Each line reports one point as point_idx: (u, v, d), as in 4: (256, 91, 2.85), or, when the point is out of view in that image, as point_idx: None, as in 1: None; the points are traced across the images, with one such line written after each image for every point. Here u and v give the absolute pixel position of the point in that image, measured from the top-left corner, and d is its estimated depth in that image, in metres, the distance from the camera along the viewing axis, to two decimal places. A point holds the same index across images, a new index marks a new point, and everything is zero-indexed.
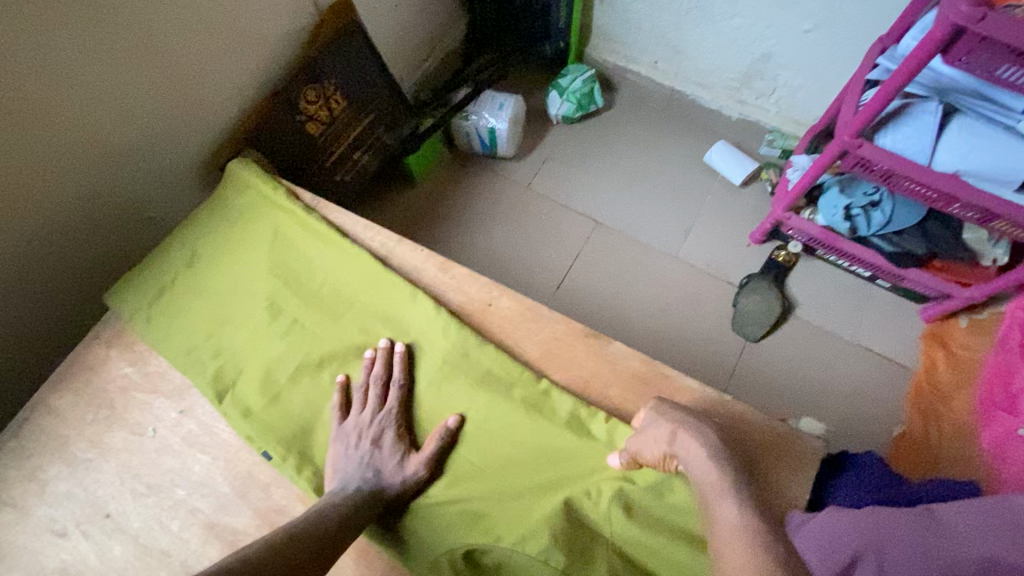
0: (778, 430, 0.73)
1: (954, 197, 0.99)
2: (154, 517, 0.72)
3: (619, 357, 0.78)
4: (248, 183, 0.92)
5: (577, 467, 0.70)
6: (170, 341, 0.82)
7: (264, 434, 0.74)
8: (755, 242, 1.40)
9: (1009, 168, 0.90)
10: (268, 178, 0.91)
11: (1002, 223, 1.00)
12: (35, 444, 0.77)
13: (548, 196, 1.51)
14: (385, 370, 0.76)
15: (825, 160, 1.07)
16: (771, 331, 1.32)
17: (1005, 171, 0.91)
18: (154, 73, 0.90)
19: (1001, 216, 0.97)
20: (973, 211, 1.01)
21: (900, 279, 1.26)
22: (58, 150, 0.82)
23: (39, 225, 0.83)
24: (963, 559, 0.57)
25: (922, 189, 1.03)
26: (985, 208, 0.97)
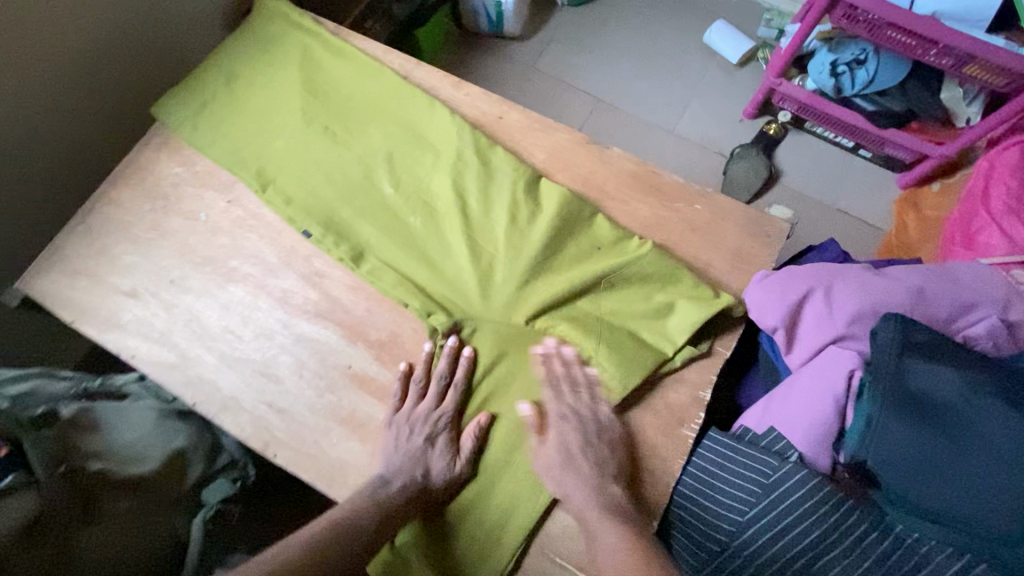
0: (753, 216, 0.84)
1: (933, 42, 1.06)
2: (211, 281, 0.83)
3: (614, 159, 0.88)
4: (279, 12, 0.99)
5: (576, 239, 0.81)
6: (214, 145, 0.90)
7: (303, 216, 0.85)
8: (748, 117, 1.47)
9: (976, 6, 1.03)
10: (297, 8, 0.99)
11: (975, 67, 1.07)
12: (102, 228, 0.88)
13: (552, 73, 1.56)
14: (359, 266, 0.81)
15: (815, 14, 1.14)
16: (758, 195, 1.41)
17: (972, 10, 1.03)
18: None
19: (976, 58, 1.05)
20: (950, 57, 1.08)
21: (883, 145, 1.34)
22: None
23: (94, 37, 0.90)
24: (897, 291, 0.71)
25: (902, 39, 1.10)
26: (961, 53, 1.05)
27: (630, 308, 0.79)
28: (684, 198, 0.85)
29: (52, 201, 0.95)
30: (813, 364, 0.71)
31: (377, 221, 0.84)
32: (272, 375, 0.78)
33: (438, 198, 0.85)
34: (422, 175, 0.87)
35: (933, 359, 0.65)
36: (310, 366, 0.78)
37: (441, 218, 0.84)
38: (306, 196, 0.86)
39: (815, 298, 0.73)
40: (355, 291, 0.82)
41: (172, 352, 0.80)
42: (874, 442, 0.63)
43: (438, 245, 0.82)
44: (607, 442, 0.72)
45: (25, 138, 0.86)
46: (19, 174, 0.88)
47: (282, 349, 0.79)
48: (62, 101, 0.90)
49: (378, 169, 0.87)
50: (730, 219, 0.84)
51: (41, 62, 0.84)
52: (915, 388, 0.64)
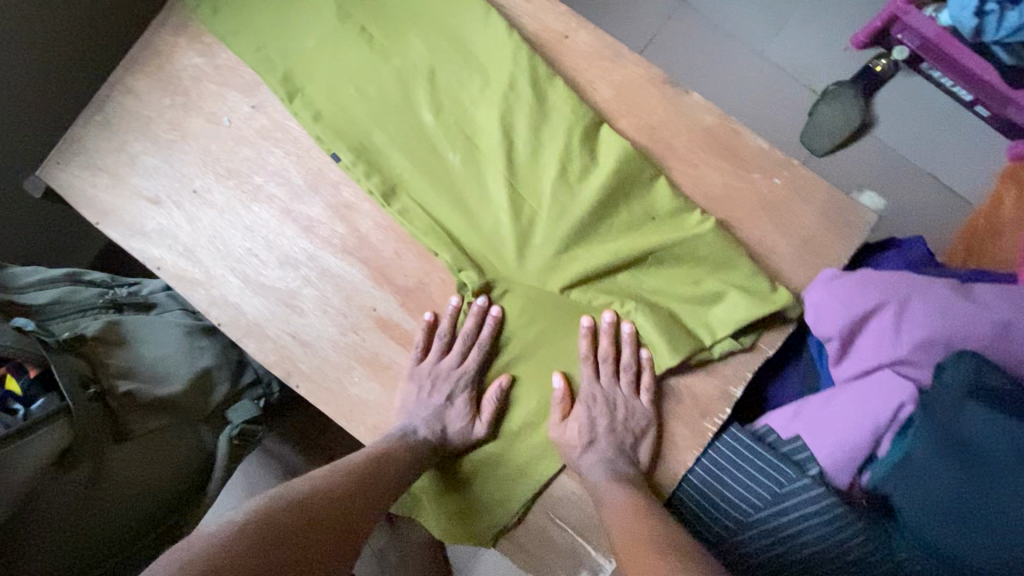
0: (838, 200, 0.73)
1: None
2: (235, 198, 0.78)
3: (690, 109, 0.75)
4: None
5: (630, 205, 0.73)
6: (237, 35, 0.79)
7: (332, 137, 0.76)
8: (854, 46, 1.24)
9: None
10: None
11: None
12: (120, 121, 0.81)
13: None
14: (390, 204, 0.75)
15: None
16: (841, 146, 1.24)
17: None
18: None
19: None
20: None
21: (1006, 106, 1.13)
22: None
23: None
24: (980, 321, 0.63)
25: None
26: None
27: (675, 290, 0.72)
28: (763, 168, 0.74)
29: (68, 78, 0.87)
30: (861, 383, 0.66)
31: (412, 152, 0.76)
32: (295, 307, 0.76)
33: (482, 134, 0.75)
34: (466, 103, 0.76)
35: (1000, 409, 0.57)
36: (334, 304, 0.76)
37: (484, 158, 0.75)
38: (336, 113, 0.77)
39: (883, 315, 0.65)
40: (383, 229, 0.76)
41: (197, 269, 0.78)
42: (903, 481, 0.61)
43: (478, 190, 0.75)
44: (625, 423, 0.71)
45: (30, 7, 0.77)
46: (28, 48, 0.79)
47: (306, 281, 0.77)
48: None
49: (418, 89, 0.77)
50: (810, 202, 0.73)
51: None
52: (969, 437, 0.58)
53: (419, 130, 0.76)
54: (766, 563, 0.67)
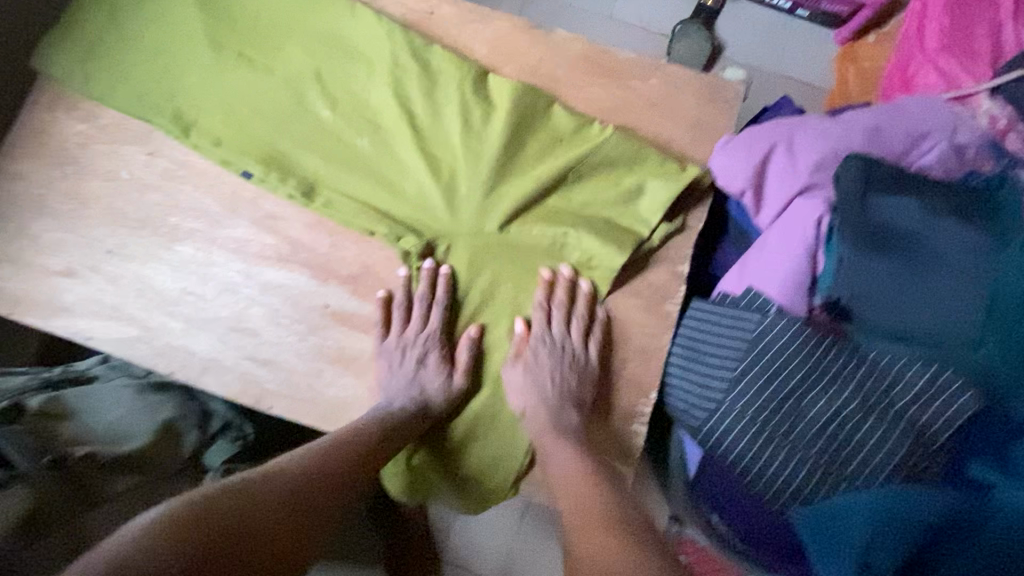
0: (709, 82, 0.82)
1: None
2: (154, 243, 0.77)
3: (561, 42, 0.82)
4: None
5: (536, 136, 0.78)
6: (115, 91, 0.80)
7: (238, 156, 0.77)
8: None
9: None
10: None
11: None
12: (10, 207, 0.78)
13: None
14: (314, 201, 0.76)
15: None
16: None
17: None
18: None
19: None
20: None
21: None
22: None
23: None
24: (855, 133, 0.72)
25: None
26: None
27: (601, 198, 0.77)
28: (638, 74, 0.82)
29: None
30: (782, 220, 0.73)
31: (319, 149, 0.78)
32: (247, 329, 0.74)
33: (383, 113, 0.79)
34: (358, 91, 0.80)
35: (900, 192, 0.68)
36: (285, 313, 0.75)
37: (390, 135, 0.79)
38: (236, 134, 0.78)
39: (778, 154, 0.73)
40: (313, 227, 0.77)
41: (133, 326, 0.75)
42: (851, 279, 0.67)
43: (394, 164, 0.78)
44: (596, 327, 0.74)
45: None
46: None
47: (250, 301, 0.75)
48: None
49: (309, 91, 0.79)
50: (687, 90, 0.81)
51: None
52: (885, 221, 0.67)
53: (322, 127, 0.79)
54: (765, 407, 0.69)
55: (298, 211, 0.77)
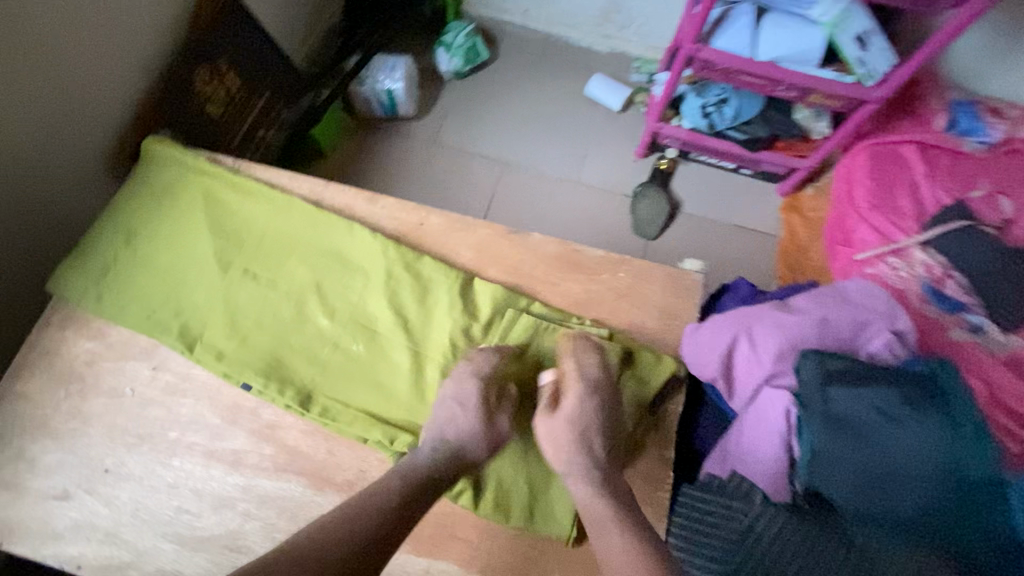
0: (670, 273, 0.91)
1: (778, 80, 1.21)
2: (153, 459, 0.78)
3: (537, 244, 0.92)
4: (169, 157, 0.96)
5: (519, 334, 0.84)
6: (126, 310, 0.85)
7: (240, 369, 0.82)
8: (640, 156, 1.61)
9: (806, 49, 1.18)
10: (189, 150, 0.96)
11: (817, 95, 1.23)
12: (8, 432, 0.80)
13: (454, 146, 1.64)
14: (308, 414, 0.80)
15: (678, 69, 1.27)
16: (664, 227, 1.54)
17: (804, 52, 1.18)
18: (52, 84, 0.94)
19: (814, 90, 1.21)
20: (794, 90, 1.23)
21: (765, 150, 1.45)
22: None
23: None
24: (808, 324, 0.80)
25: (752, 80, 1.25)
26: (804, 86, 1.20)
27: None
28: (607, 269, 0.91)
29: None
30: (755, 406, 0.78)
31: (319, 358, 0.84)
32: (241, 548, 0.74)
33: (376, 320, 0.86)
34: (355, 299, 0.87)
35: (851, 383, 0.73)
36: (280, 528, 0.75)
37: (383, 338, 0.85)
38: (240, 346, 0.83)
39: (741, 345, 0.80)
40: (311, 435, 0.80)
41: (123, 550, 0.74)
42: (822, 467, 0.71)
43: (388, 368, 0.83)
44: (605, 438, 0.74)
45: None
46: None
47: (246, 517, 0.75)
48: None
49: (309, 302, 0.87)
50: (653, 281, 0.90)
51: None
52: (839, 414, 0.72)
53: (320, 338, 0.85)
54: None
55: (295, 419, 0.80)
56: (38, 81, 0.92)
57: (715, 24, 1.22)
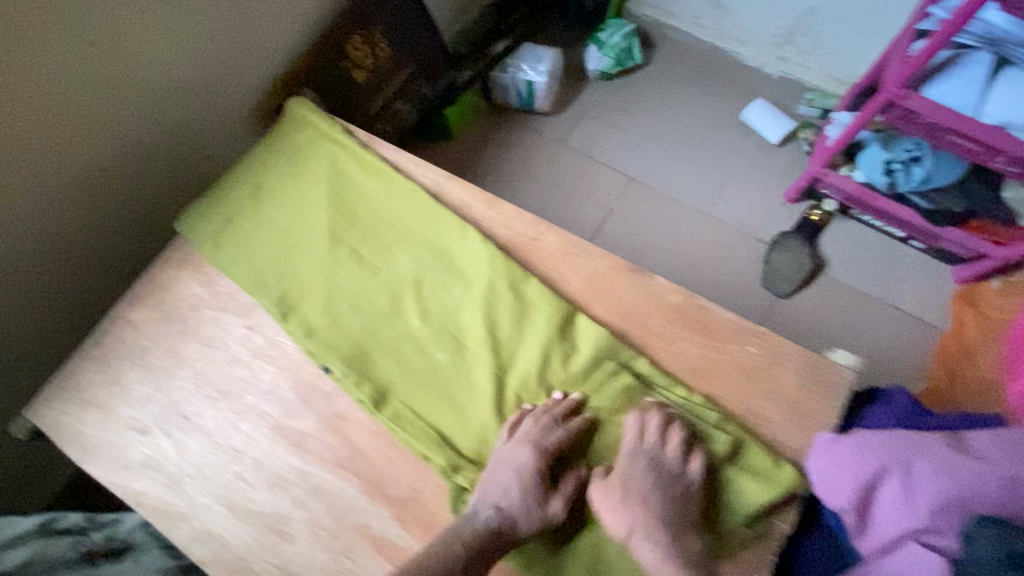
0: (813, 361, 0.76)
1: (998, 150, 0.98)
2: (227, 418, 0.78)
3: (660, 291, 0.81)
4: (306, 120, 0.96)
5: (617, 390, 0.74)
6: (236, 264, 0.87)
7: (325, 352, 0.80)
8: (789, 201, 1.41)
9: None
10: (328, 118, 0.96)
11: None
12: (115, 353, 0.84)
13: (582, 152, 1.54)
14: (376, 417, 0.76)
15: (869, 113, 1.08)
16: (801, 287, 1.34)
17: None
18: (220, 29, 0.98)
19: None
20: (1017, 165, 0.99)
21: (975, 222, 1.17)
22: (125, 89, 0.89)
23: (114, 154, 0.92)
24: (990, 480, 0.62)
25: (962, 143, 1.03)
26: None
27: None
28: (735, 337, 0.78)
29: (74, 301, 0.97)
30: (892, 563, 0.63)
31: (402, 359, 0.80)
32: (284, 533, 0.72)
33: (467, 334, 0.80)
34: (451, 307, 0.82)
35: None
36: (325, 525, 0.72)
37: (470, 355, 0.79)
38: (330, 325, 0.82)
39: (892, 479, 0.65)
40: (376, 438, 0.76)
41: (181, 500, 0.75)
42: None
43: (468, 388, 0.77)
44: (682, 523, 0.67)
45: (41, 249, 0.88)
46: (29, 286, 0.88)
47: (296, 503, 0.73)
48: (82, 216, 0.91)
49: (406, 297, 0.83)
50: (788, 366, 0.76)
51: (58, 186, 0.86)
52: None
53: (409, 339, 0.81)
54: None
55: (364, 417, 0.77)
56: (208, 25, 0.96)
57: (935, 68, 1.02)
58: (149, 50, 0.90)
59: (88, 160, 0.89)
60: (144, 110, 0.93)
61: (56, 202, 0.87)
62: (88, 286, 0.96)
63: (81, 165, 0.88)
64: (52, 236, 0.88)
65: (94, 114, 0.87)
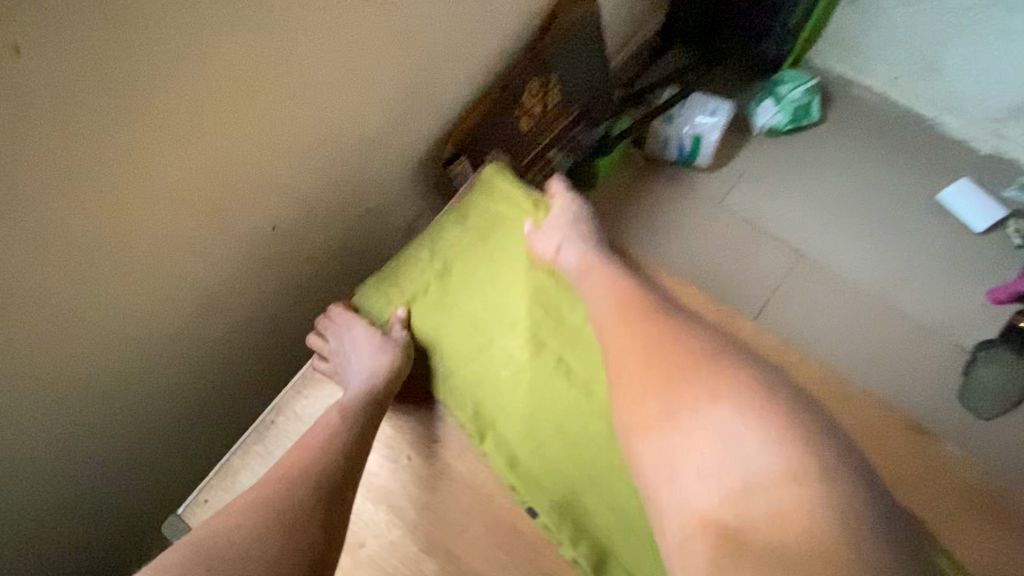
0: None
1: None
2: (413, 554, 0.69)
3: None
4: (500, 193, 0.87)
5: None
6: (426, 363, 0.79)
7: (532, 489, 0.71)
8: (993, 302, 1.22)
9: None
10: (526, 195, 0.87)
11: None
12: (281, 452, 0.75)
13: (743, 217, 1.35)
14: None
15: None
16: (1007, 409, 1.15)
17: None
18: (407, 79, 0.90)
19: None
20: None
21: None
22: (312, 142, 0.82)
23: (291, 211, 0.85)
24: None
25: None
26: None
27: None
28: None
29: (228, 363, 0.91)
30: None
31: (622, 510, 0.68)
32: None
33: None
34: None
35: None
36: None
37: None
38: (531, 455, 0.72)
39: None
40: None
41: None
42: None
43: None
44: None
45: (207, 309, 0.81)
46: (190, 346, 0.82)
47: None
48: (251, 277, 0.85)
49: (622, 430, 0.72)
50: None
51: (233, 243, 0.80)
52: None
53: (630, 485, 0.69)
54: None
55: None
56: (397, 75, 0.88)
57: None
58: (340, 102, 0.82)
59: (265, 216, 0.82)
60: (324, 164, 0.86)
61: (230, 260, 0.81)
62: (240, 346, 0.90)
63: (259, 221, 0.81)
64: (220, 296, 0.82)
65: (280, 167, 0.80)
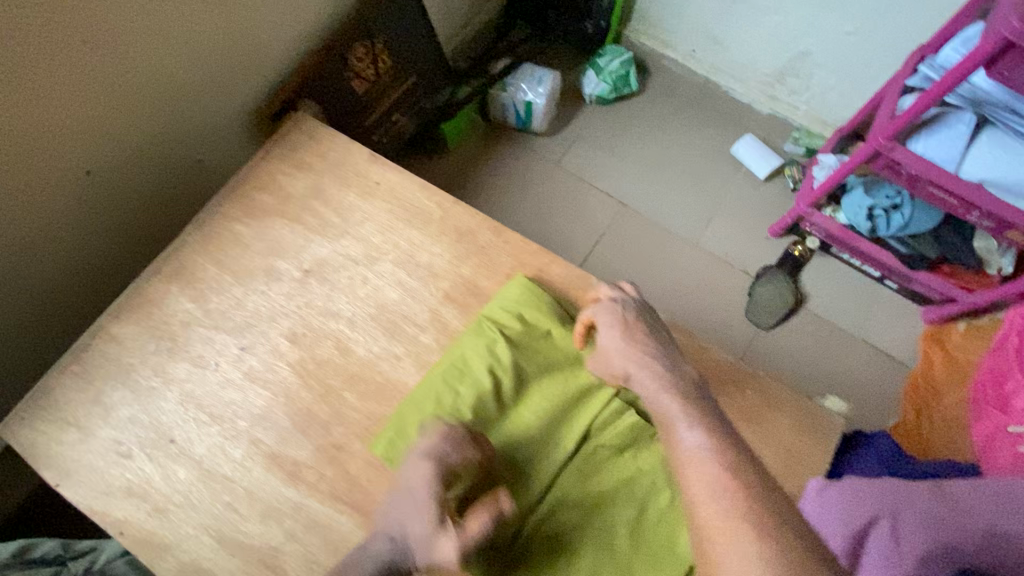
0: (807, 407, 0.80)
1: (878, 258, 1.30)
2: (218, 444, 0.76)
3: None
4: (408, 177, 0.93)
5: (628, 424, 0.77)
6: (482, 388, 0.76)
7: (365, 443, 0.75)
8: (773, 235, 1.46)
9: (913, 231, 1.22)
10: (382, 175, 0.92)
11: (916, 280, 1.30)
12: (96, 370, 0.80)
13: (575, 173, 1.54)
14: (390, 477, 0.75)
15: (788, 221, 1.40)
16: (784, 320, 1.39)
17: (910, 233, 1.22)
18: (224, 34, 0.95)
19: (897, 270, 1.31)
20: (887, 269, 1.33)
21: (971, 210, 1.10)
22: (121, 87, 0.85)
23: (105, 153, 0.88)
24: (968, 527, 0.67)
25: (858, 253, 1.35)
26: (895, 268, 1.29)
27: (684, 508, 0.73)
28: (731, 380, 0.82)
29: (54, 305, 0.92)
30: None
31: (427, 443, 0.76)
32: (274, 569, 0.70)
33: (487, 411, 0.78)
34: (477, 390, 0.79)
35: None
36: (318, 559, 0.71)
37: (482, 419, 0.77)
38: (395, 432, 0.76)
39: (881, 526, 0.68)
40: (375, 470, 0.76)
41: (164, 531, 0.72)
42: None
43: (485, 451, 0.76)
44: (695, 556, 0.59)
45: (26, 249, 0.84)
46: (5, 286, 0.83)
47: (289, 536, 0.72)
48: (70, 217, 0.87)
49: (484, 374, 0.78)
50: (785, 411, 0.80)
51: (43, 184, 0.82)
52: None
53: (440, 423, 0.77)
54: None
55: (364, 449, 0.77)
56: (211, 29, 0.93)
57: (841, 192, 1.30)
58: (149, 50, 0.86)
59: (73, 158, 0.84)
60: (134, 110, 0.89)
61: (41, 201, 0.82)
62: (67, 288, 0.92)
63: (68, 163, 0.83)
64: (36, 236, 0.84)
65: (85, 113, 0.82)
